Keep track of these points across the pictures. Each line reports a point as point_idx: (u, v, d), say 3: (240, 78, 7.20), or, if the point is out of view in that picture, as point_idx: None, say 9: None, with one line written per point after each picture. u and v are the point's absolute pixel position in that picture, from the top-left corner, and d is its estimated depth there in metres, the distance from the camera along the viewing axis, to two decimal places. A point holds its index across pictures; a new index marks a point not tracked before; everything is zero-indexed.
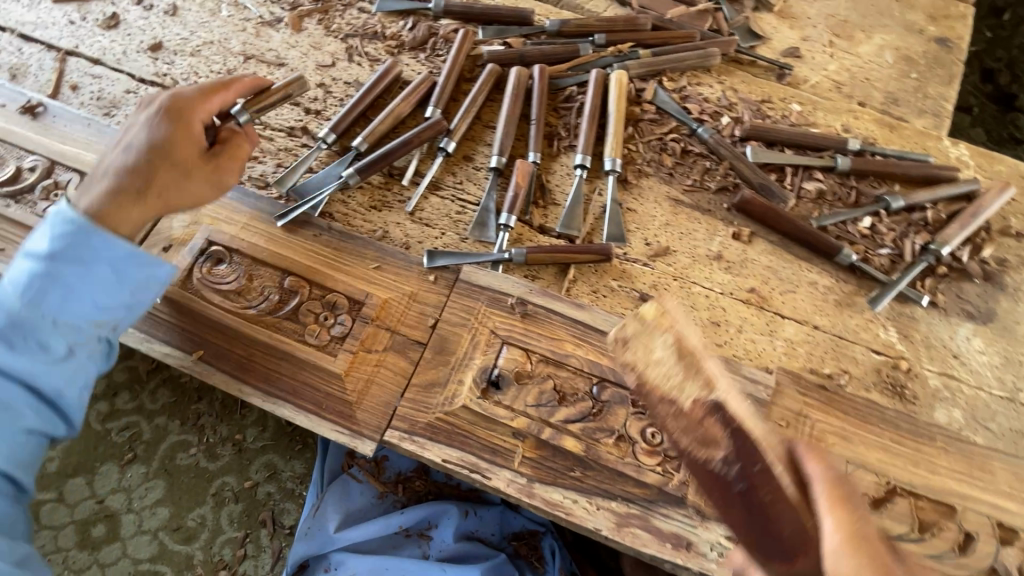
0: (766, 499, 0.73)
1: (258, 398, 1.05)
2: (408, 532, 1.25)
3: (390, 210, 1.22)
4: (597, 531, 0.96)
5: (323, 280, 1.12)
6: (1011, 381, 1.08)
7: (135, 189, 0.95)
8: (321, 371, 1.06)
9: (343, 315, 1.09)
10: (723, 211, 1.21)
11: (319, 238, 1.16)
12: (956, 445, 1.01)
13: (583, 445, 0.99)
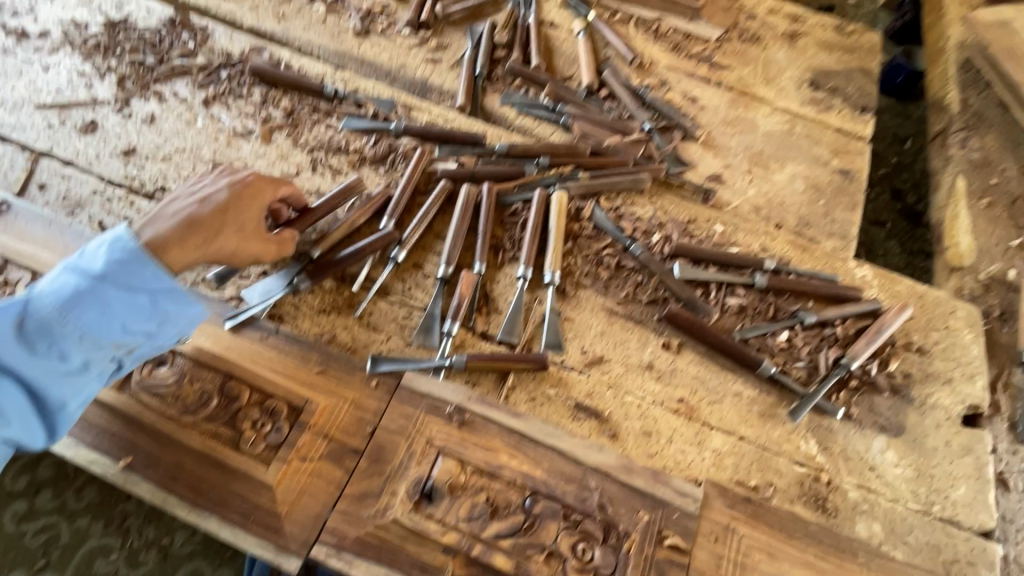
0: None
1: (183, 509, 1.04)
2: None
3: (339, 314, 1.26)
4: None
5: (264, 385, 1.14)
6: (923, 494, 1.14)
7: (205, 236, 1.12)
8: (253, 481, 1.05)
9: (281, 421, 1.10)
10: (655, 321, 1.30)
11: (265, 340, 1.19)
12: (873, 560, 1.05)
13: (514, 562, 1.00)
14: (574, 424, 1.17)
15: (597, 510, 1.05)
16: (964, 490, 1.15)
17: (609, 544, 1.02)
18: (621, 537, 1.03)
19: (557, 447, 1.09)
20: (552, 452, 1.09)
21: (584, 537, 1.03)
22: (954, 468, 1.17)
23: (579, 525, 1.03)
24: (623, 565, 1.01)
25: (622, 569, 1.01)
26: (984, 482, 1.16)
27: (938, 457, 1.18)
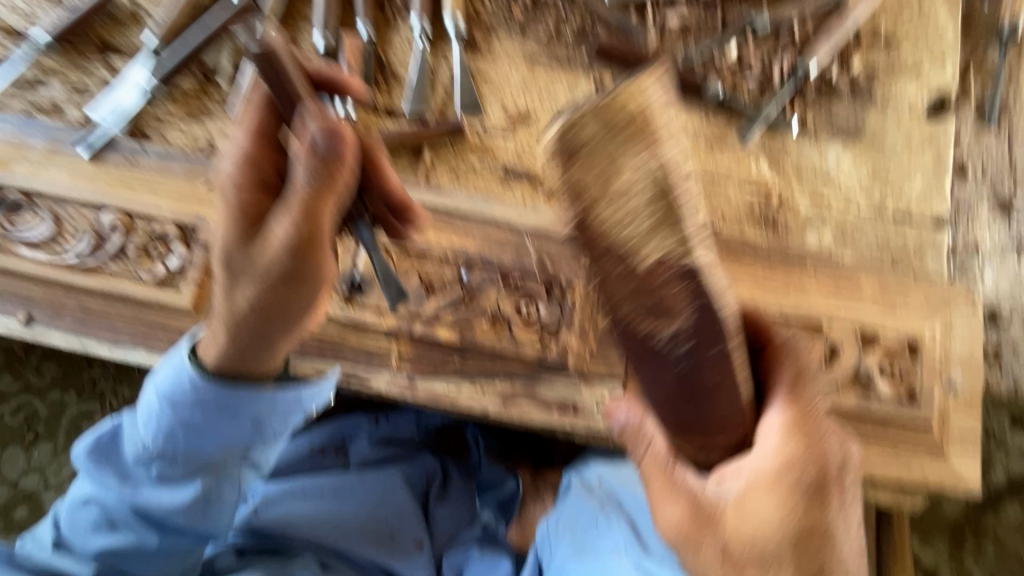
0: (709, 385, 0.68)
1: (103, 348, 0.96)
2: (324, 451, 1.19)
3: (212, 118, 1.06)
4: (484, 412, 0.96)
5: (147, 209, 1.00)
6: (878, 194, 1.08)
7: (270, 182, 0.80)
8: (166, 308, 0.96)
9: (177, 244, 0.97)
10: (584, 60, 1.10)
11: (134, 163, 1.03)
12: (824, 266, 1.03)
13: (458, 333, 0.96)
14: (507, 190, 1.03)
15: (537, 269, 0.99)
16: (922, 182, 1.08)
17: (555, 298, 0.98)
18: (565, 290, 0.98)
19: (489, 219, 1.01)
20: (487, 226, 1.01)
21: (527, 296, 0.98)
22: (913, 162, 1.09)
23: (520, 286, 0.98)
24: (569, 315, 0.97)
25: (569, 317, 0.97)
26: (943, 170, 1.08)
27: (897, 154, 1.09)
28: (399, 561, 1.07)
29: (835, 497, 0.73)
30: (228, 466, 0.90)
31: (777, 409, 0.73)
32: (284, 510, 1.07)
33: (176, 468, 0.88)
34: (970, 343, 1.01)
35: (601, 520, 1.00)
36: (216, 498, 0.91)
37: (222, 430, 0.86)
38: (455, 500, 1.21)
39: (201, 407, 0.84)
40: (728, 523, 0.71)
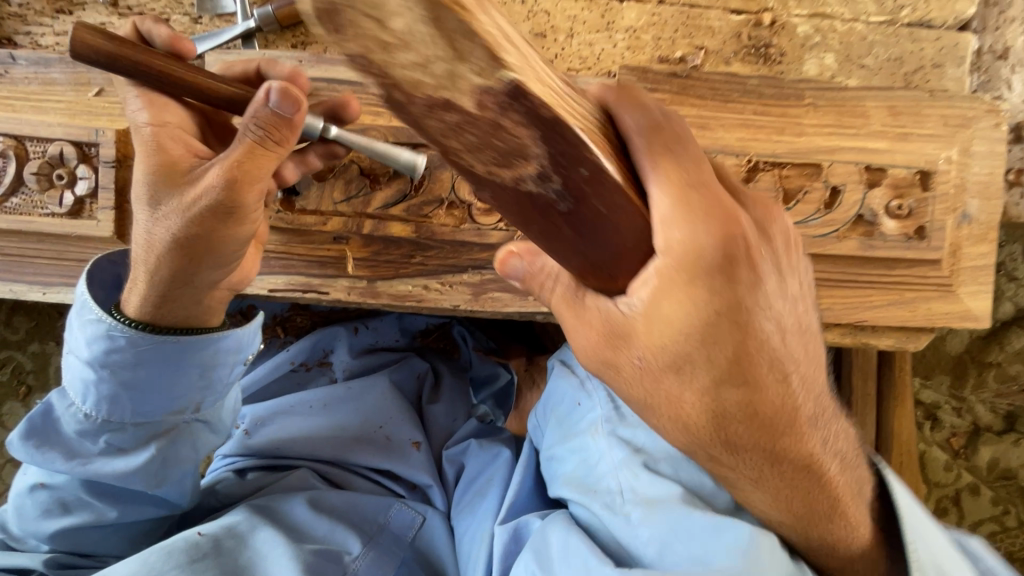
0: (603, 214, 0.47)
1: (36, 292, 0.88)
2: (307, 366, 1.18)
3: (84, 8, 0.89)
4: (456, 308, 0.89)
5: (33, 128, 0.84)
6: (891, 0, 0.90)
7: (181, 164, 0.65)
8: (91, 240, 0.87)
9: (81, 166, 0.85)
10: None
11: (6, 75, 0.86)
12: (826, 96, 0.88)
13: (414, 227, 0.86)
14: None
15: None
16: None
17: None
18: None
19: None
20: None
21: None
22: None
23: None
24: None
25: None
26: None
27: None
28: (395, 461, 1.06)
29: (745, 273, 0.53)
30: (171, 422, 0.78)
31: (657, 184, 0.49)
32: (276, 428, 1.08)
33: (125, 433, 0.77)
34: (989, 167, 0.90)
35: (584, 401, 0.93)
36: (173, 460, 0.81)
37: (165, 392, 0.75)
38: (448, 399, 1.20)
39: (138, 367, 0.73)
40: (640, 337, 0.54)
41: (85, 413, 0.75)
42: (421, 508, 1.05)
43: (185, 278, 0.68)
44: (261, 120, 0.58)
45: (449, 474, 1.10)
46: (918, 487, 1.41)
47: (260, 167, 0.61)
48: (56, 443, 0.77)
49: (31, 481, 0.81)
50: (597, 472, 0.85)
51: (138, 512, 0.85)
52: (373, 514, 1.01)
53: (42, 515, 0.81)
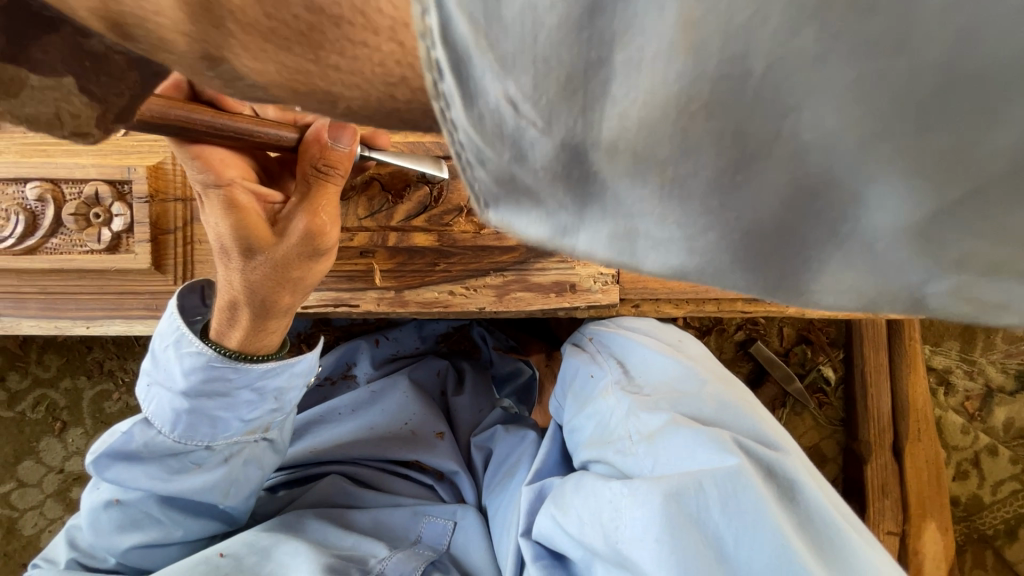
0: None
1: (80, 327, 0.92)
2: (332, 379, 1.23)
3: None
4: (481, 310, 0.93)
5: (68, 171, 0.88)
6: None
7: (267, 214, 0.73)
8: (129, 272, 0.91)
9: (116, 204, 0.89)
10: None
11: None
12: None
13: (436, 236, 0.90)
14: None
15: None
16: None
17: None
18: None
19: None
20: None
21: None
22: None
23: None
24: None
25: None
26: None
27: None
28: (420, 452, 1.10)
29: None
30: (241, 443, 0.83)
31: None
32: (309, 437, 1.14)
33: (204, 455, 0.82)
34: None
35: (597, 370, 0.87)
36: (240, 478, 0.87)
37: (244, 416, 0.81)
38: (470, 391, 1.24)
39: (233, 392, 0.78)
40: None
41: (164, 435, 0.78)
42: (450, 513, 1.04)
43: (271, 310, 0.74)
44: (327, 157, 0.70)
45: (478, 461, 1.12)
46: (938, 452, 1.45)
47: (330, 197, 0.72)
48: (132, 463, 0.80)
49: (105, 497, 0.83)
50: (609, 427, 0.78)
51: (203, 528, 0.90)
52: (402, 530, 1.01)
53: (113, 530, 0.84)
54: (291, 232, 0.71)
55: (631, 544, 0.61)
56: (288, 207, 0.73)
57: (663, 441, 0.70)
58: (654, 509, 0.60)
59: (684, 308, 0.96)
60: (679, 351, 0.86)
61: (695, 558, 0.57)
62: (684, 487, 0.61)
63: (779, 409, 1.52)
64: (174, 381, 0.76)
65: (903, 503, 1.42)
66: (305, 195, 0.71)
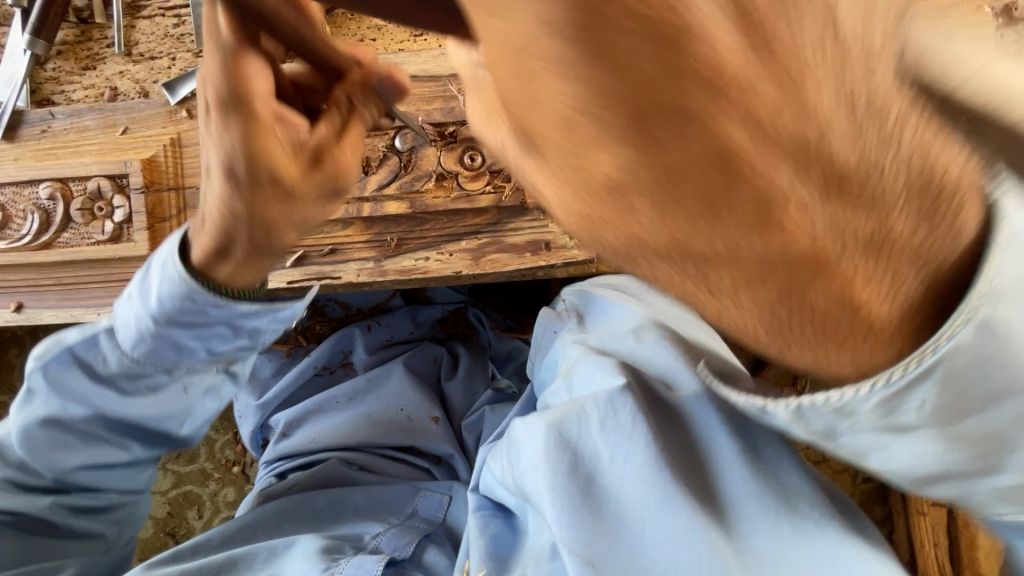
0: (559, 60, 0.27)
1: (92, 315, 0.99)
2: (330, 368, 1.26)
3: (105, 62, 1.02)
4: (459, 275, 0.93)
5: (74, 170, 0.96)
6: None
7: (293, 143, 0.68)
8: (131, 260, 0.97)
9: (116, 197, 0.96)
10: None
11: (49, 130, 0.99)
12: None
13: (408, 203, 0.92)
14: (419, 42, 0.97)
15: None
16: None
17: None
18: None
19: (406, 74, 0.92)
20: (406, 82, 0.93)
21: (468, 146, 0.91)
22: None
23: (458, 137, 0.91)
24: None
25: None
26: None
27: None
28: (415, 438, 1.12)
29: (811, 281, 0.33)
30: (203, 372, 0.83)
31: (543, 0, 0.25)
32: (310, 427, 1.17)
33: (158, 379, 0.82)
34: None
35: (563, 330, 0.86)
36: (196, 409, 0.89)
37: (201, 348, 0.79)
38: (465, 374, 1.24)
39: (206, 323, 0.76)
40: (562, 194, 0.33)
41: (124, 351, 0.80)
42: (445, 488, 1.06)
43: (278, 245, 0.72)
44: (361, 91, 0.70)
45: (469, 442, 1.13)
46: None
47: (355, 136, 0.71)
48: (82, 374, 0.83)
49: (41, 413, 0.84)
50: (549, 369, 0.82)
51: (151, 453, 0.95)
52: (398, 504, 1.05)
53: (53, 448, 0.86)
54: (316, 164, 0.69)
55: (523, 471, 0.67)
56: (319, 134, 0.69)
57: (574, 373, 0.74)
58: (539, 434, 0.66)
59: None
60: (644, 304, 0.83)
61: (565, 475, 0.63)
62: (564, 414, 0.66)
63: None
64: (147, 297, 0.75)
65: None
66: (334, 123, 0.70)
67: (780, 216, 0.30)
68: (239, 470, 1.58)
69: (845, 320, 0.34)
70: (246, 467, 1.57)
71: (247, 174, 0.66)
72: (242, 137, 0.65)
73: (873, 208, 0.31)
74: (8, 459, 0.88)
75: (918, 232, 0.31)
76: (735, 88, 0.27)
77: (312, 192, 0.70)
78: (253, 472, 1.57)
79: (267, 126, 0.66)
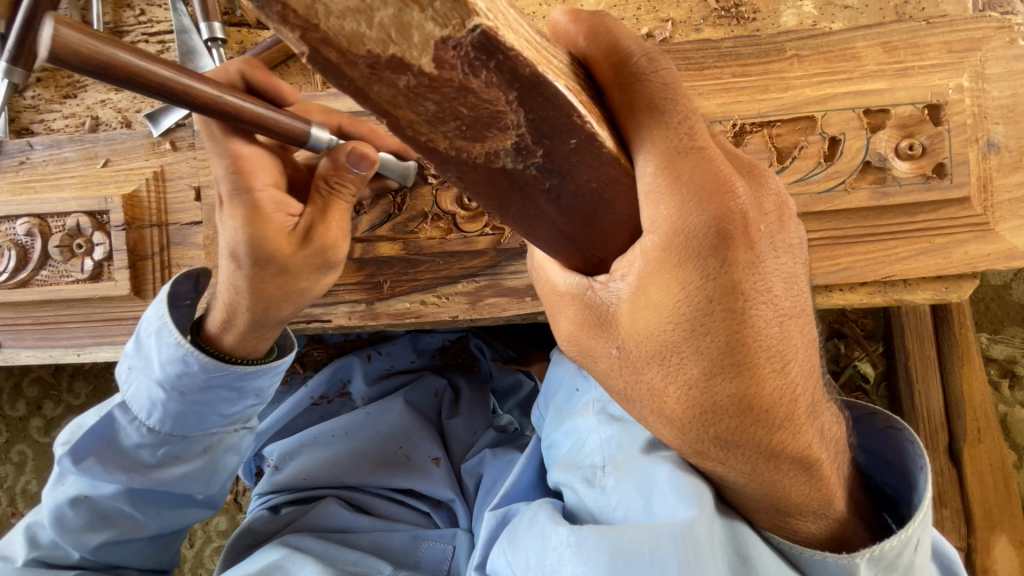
0: (601, 184, 0.43)
1: (71, 355, 0.94)
2: (327, 398, 1.20)
3: (86, 90, 0.98)
4: (455, 319, 0.88)
5: (53, 206, 0.92)
6: None
7: (293, 229, 0.70)
8: (112, 299, 0.92)
9: (96, 233, 0.91)
10: None
11: (27, 162, 0.95)
12: (809, 44, 0.83)
13: (402, 244, 0.87)
14: None
15: None
16: None
17: None
18: None
19: None
20: None
21: None
22: None
23: None
24: None
25: None
26: None
27: None
28: (414, 479, 1.06)
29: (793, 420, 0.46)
30: (219, 436, 0.83)
31: (645, 156, 0.41)
32: (304, 463, 1.11)
33: (178, 444, 0.81)
34: (1010, 88, 0.81)
35: (581, 384, 0.82)
36: (218, 469, 0.87)
37: (217, 411, 0.80)
38: (467, 411, 1.19)
39: (210, 388, 0.77)
40: (626, 325, 0.45)
41: (143, 424, 0.79)
42: (449, 537, 1.02)
43: (273, 318, 0.73)
44: (339, 176, 0.69)
45: (470, 486, 1.08)
46: (1004, 454, 1.26)
47: (340, 215, 0.72)
48: (114, 450, 0.81)
49: (71, 493, 0.82)
50: (585, 451, 0.72)
51: (179, 521, 0.90)
52: (399, 552, 1.00)
53: (83, 527, 0.83)
54: (306, 241, 0.71)
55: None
56: (311, 217, 0.71)
57: (626, 475, 0.63)
58: (598, 566, 0.54)
59: None
60: None
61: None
62: (627, 540, 0.54)
63: None
64: (151, 367, 0.77)
65: (966, 514, 1.26)
66: (320, 209, 0.71)
67: (752, 363, 0.42)
68: (231, 498, 1.54)
69: (785, 458, 0.47)
70: (238, 495, 1.53)
71: (248, 260, 0.69)
72: (246, 231, 0.68)
73: (803, 380, 0.45)
74: (39, 539, 0.85)
75: (817, 385, 0.48)
76: (747, 271, 0.41)
77: (307, 271, 0.73)
78: (245, 501, 1.53)
79: (268, 215, 0.69)
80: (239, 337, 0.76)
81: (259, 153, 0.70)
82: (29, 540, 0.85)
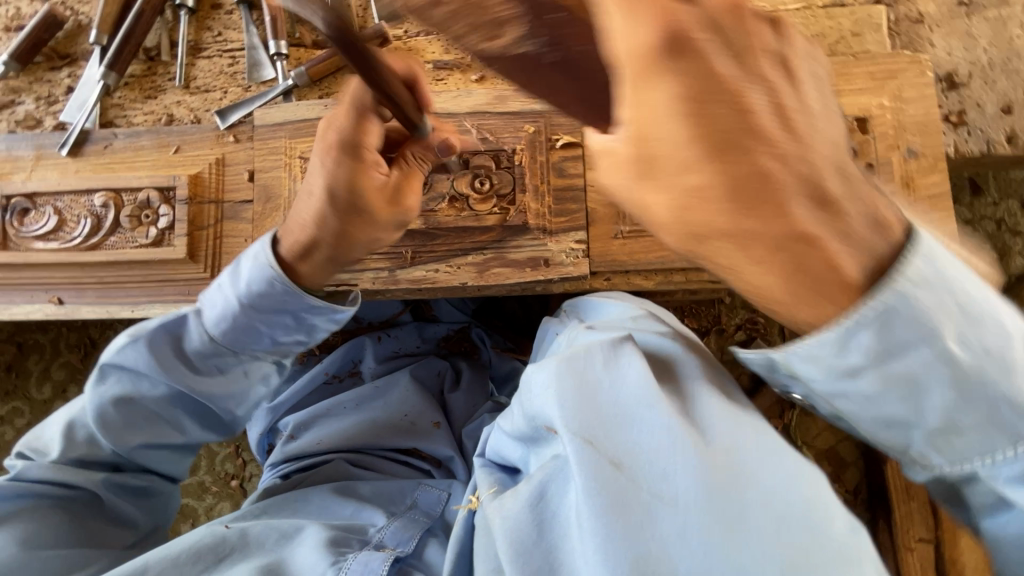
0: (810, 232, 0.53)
1: (126, 311, 1.08)
2: (338, 377, 1.33)
3: (165, 92, 1.18)
4: (465, 286, 1.03)
5: (128, 183, 1.08)
6: None
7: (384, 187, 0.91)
8: (168, 263, 1.07)
9: (162, 206, 1.07)
10: None
11: (109, 147, 1.12)
12: None
13: (422, 219, 1.03)
14: (440, 85, 1.12)
15: (481, 144, 1.04)
16: None
17: (503, 167, 1.04)
18: (512, 156, 1.04)
19: None
20: None
21: (478, 172, 1.04)
22: None
23: (470, 163, 1.04)
24: (520, 179, 1.03)
25: (521, 182, 1.03)
26: None
27: None
28: (418, 441, 1.17)
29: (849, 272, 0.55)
30: (261, 361, 0.96)
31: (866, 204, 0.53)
32: (317, 429, 1.21)
33: (227, 359, 0.94)
34: (924, 108, 1.00)
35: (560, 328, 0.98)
36: (249, 392, 0.99)
37: (266, 338, 0.93)
38: (467, 387, 1.31)
39: (279, 312, 0.91)
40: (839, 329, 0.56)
41: (207, 331, 0.92)
42: (445, 485, 1.11)
43: (346, 258, 0.93)
44: (423, 158, 0.95)
45: (470, 447, 1.18)
46: None
47: (416, 181, 0.95)
48: (172, 350, 0.92)
49: (117, 392, 0.91)
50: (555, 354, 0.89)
51: (201, 437, 1.02)
52: (400, 496, 1.09)
53: (122, 424, 0.92)
54: (393, 201, 0.92)
55: (533, 401, 0.71)
56: (394, 178, 0.92)
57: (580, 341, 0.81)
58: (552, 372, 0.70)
59: (654, 279, 1.02)
60: (630, 300, 0.95)
61: (573, 396, 0.67)
62: (575, 353, 0.70)
63: (789, 411, 1.48)
64: (237, 282, 0.90)
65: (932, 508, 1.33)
66: (404, 172, 0.93)
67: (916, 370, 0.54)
68: (237, 484, 1.60)
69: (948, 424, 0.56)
70: (244, 482, 1.59)
71: (346, 200, 0.88)
72: (347, 175, 0.87)
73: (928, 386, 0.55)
74: (74, 439, 0.93)
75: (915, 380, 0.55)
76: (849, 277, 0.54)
77: (386, 224, 0.93)
78: (250, 488, 1.59)
79: (368, 167, 0.89)
80: (305, 274, 0.91)
81: (379, 123, 0.90)
82: (63, 437, 0.92)
